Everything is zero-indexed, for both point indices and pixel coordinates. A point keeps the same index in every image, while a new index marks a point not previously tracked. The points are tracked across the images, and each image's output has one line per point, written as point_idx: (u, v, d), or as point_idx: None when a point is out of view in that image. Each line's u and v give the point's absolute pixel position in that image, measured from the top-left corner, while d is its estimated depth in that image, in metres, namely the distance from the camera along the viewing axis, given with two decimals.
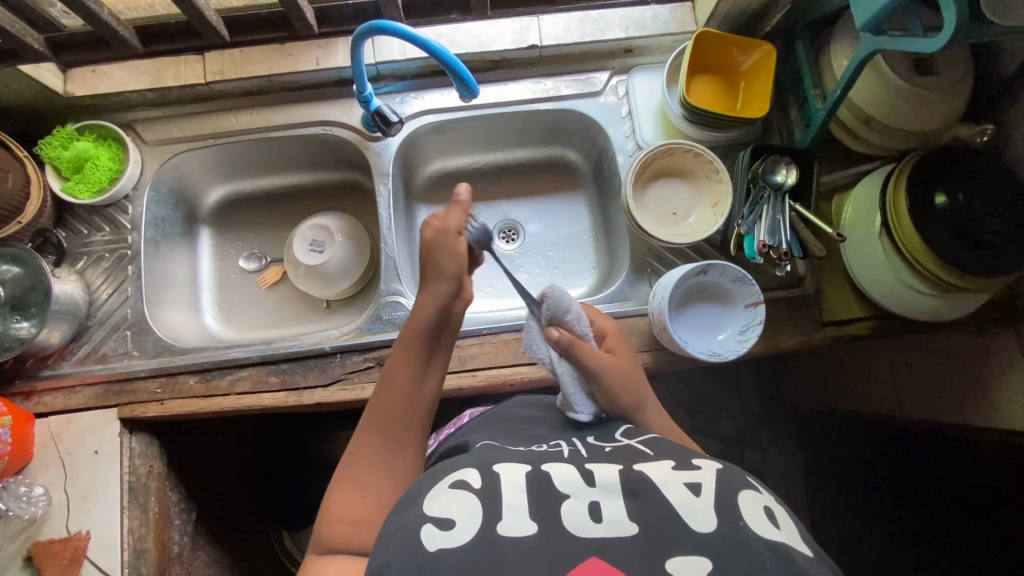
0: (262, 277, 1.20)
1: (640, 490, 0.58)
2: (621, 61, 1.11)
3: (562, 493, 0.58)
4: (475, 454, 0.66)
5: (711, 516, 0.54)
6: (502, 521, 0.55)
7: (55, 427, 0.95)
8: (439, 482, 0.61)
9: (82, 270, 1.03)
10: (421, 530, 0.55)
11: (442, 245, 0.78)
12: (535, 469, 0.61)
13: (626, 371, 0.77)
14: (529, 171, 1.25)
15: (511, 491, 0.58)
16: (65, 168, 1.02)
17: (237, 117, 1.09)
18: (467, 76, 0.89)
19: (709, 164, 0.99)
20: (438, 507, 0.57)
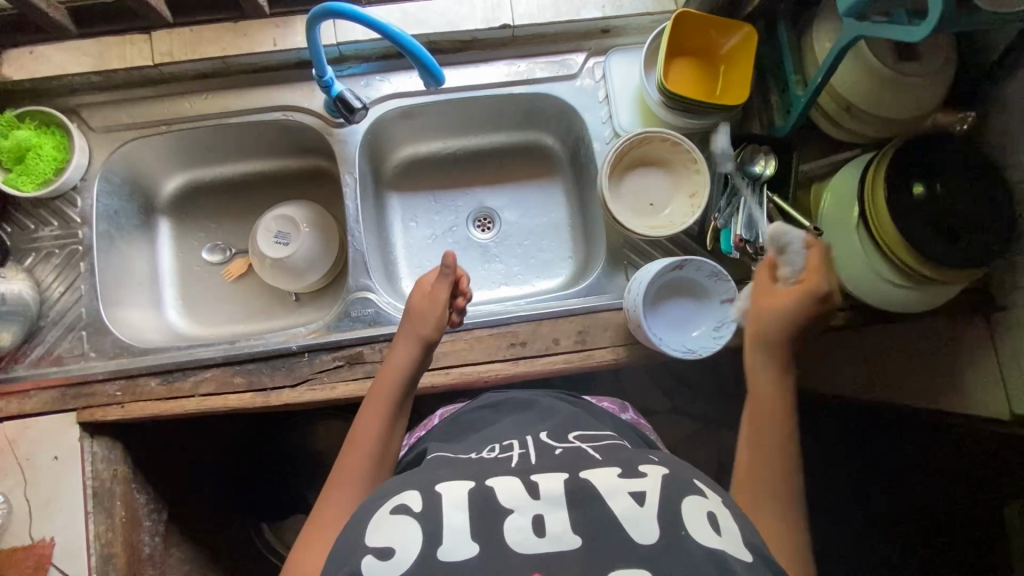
0: (227, 269, 1.15)
1: (585, 499, 0.59)
2: (598, 42, 1.05)
3: (506, 507, 0.59)
4: (422, 472, 0.66)
5: (654, 526, 0.56)
6: (443, 545, 0.56)
7: (11, 433, 0.91)
8: (382, 507, 0.61)
9: (29, 267, 0.97)
10: (363, 561, 0.55)
11: (429, 315, 0.79)
12: (480, 485, 0.61)
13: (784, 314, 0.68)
14: (505, 157, 1.22)
15: (454, 510, 0.59)
16: (7, 158, 0.96)
17: (191, 101, 1.02)
18: (431, 64, 0.84)
19: (687, 152, 0.95)
20: (379, 535, 0.57)
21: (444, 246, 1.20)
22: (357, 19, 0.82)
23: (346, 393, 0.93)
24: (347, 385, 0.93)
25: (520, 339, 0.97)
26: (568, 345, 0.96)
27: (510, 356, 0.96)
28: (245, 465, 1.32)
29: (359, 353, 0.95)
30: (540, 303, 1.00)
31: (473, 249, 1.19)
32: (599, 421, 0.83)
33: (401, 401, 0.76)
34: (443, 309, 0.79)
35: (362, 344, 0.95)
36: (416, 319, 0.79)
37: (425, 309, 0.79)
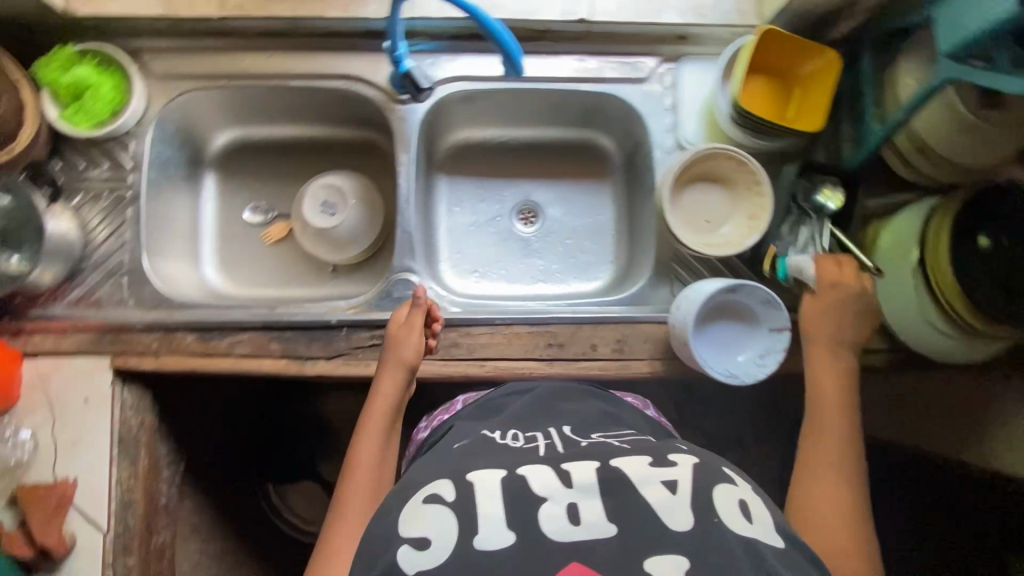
0: (266, 232, 1.14)
1: (618, 488, 0.59)
2: (673, 48, 1.02)
3: (539, 496, 0.58)
4: (449, 461, 0.65)
5: (687, 515, 0.56)
6: (478, 533, 0.56)
7: (45, 369, 0.92)
8: (411, 499, 0.60)
9: (75, 206, 0.96)
10: (398, 553, 0.56)
11: (404, 343, 0.85)
12: (512, 475, 0.61)
13: (837, 305, 0.83)
14: (558, 153, 1.20)
15: (486, 497, 0.58)
16: (65, 94, 0.94)
17: (252, 58, 1.00)
18: (513, 51, 0.84)
19: (752, 173, 0.93)
20: (412, 527, 0.58)
21: (485, 234, 1.19)
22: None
23: None
24: None
25: (558, 340, 0.96)
26: (605, 352, 0.95)
27: (546, 357, 0.95)
28: (259, 425, 1.33)
29: None
30: (581, 306, 0.99)
31: (514, 241, 1.19)
32: (627, 415, 0.82)
33: (391, 424, 0.83)
34: (416, 336, 0.86)
35: None
36: (393, 347, 0.85)
37: (401, 337, 0.85)
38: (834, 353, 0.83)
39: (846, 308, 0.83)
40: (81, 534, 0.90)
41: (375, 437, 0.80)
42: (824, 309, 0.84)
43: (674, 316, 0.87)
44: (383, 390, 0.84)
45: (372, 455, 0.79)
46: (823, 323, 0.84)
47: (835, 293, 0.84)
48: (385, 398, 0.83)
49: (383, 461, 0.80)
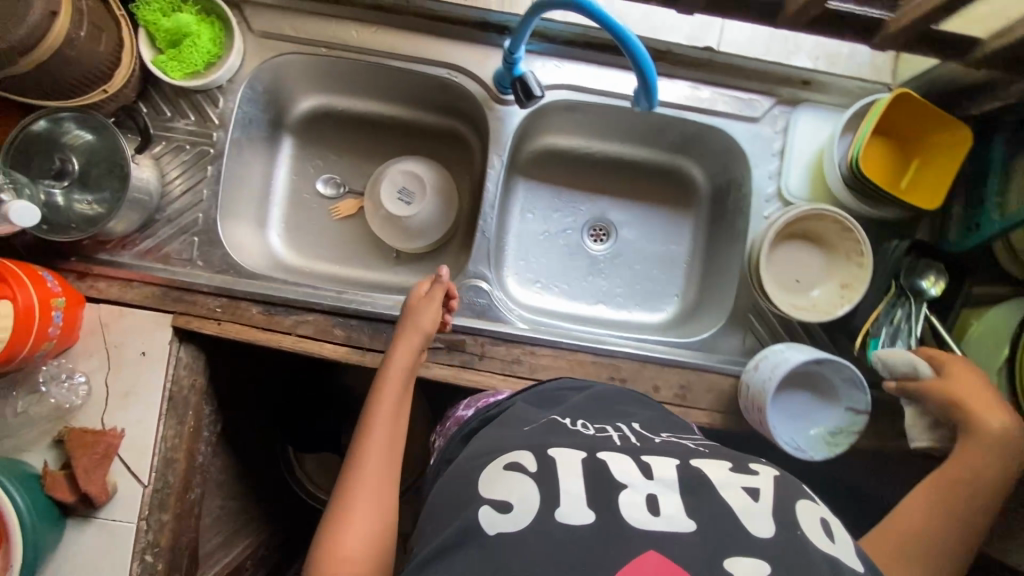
0: (336, 206, 1.12)
1: (698, 486, 0.59)
2: (794, 92, 0.97)
3: (620, 482, 0.59)
4: (531, 436, 0.68)
5: (770, 522, 0.55)
6: (560, 508, 0.56)
7: (106, 316, 0.91)
8: (492, 464, 0.64)
9: (156, 155, 0.94)
10: (479, 512, 0.57)
11: (418, 311, 0.86)
12: (592, 457, 0.62)
13: (973, 384, 0.76)
14: (642, 174, 1.16)
15: (567, 474, 0.60)
16: (162, 38, 0.90)
17: (357, 31, 0.95)
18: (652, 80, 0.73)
19: (855, 242, 0.89)
20: (495, 491, 0.60)
21: (554, 246, 1.16)
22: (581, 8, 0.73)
23: (438, 376, 0.91)
24: (441, 369, 0.91)
25: (622, 375, 0.93)
26: (668, 394, 0.93)
27: None
28: (291, 390, 1.33)
29: (460, 341, 0.93)
30: (649, 343, 0.97)
31: (582, 257, 1.16)
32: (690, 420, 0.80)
33: (405, 386, 0.79)
34: (430, 305, 0.86)
35: (465, 332, 0.93)
36: (405, 323, 0.85)
37: (418, 305, 0.86)
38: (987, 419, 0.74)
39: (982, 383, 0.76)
40: (122, 484, 0.90)
41: (387, 407, 0.76)
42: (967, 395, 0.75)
43: (753, 375, 0.85)
44: (396, 362, 0.81)
45: (385, 421, 0.74)
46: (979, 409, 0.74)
47: (961, 371, 0.77)
48: (398, 369, 0.80)
49: (396, 435, 0.74)
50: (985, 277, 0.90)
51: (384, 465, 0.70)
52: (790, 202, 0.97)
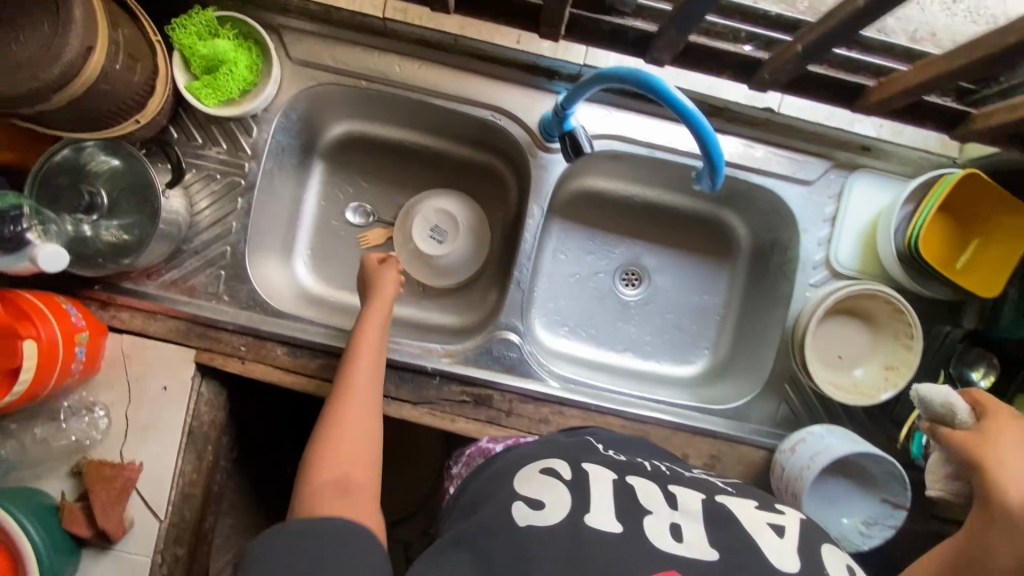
0: (364, 236, 1.07)
1: (722, 519, 0.58)
2: (852, 157, 0.93)
3: (645, 507, 0.59)
4: (566, 450, 0.70)
5: (795, 558, 0.54)
6: (591, 513, 0.57)
7: (128, 348, 0.89)
8: (528, 467, 0.66)
9: (185, 184, 0.90)
10: (514, 507, 0.59)
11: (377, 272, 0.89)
12: (622, 479, 0.64)
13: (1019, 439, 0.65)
14: (680, 220, 1.12)
15: (601, 486, 0.61)
16: (197, 64, 0.86)
17: (400, 66, 0.90)
18: (717, 157, 0.68)
19: (906, 324, 0.86)
20: (529, 489, 0.61)
21: (585, 290, 1.13)
22: (650, 87, 0.67)
23: (463, 431, 0.89)
24: (467, 423, 0.89)
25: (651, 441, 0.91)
26: (698, 464, 0.91)
27: None
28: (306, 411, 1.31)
29: (487, 395, 0.91)
30: (679, 407, 0.94)
31: (613, 303, 1.13)
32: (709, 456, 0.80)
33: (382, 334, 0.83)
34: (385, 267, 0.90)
35: (494, 387, 0.91)
36: (375, 283, 0.88)
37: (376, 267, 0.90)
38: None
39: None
40: (138, 519, 0.89)
41: (366, 353, 0.79)
42: (1002, 447, 0.65)
43: (787, 458, 0.84)
44: (371, 316, 0.84)
45: (365, 363, 0.77)
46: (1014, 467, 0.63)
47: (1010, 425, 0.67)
48: (374, 322, 0.83)
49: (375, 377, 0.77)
50: None
51: (364, 402, 0.72)
52: (839, 272, 0.94)
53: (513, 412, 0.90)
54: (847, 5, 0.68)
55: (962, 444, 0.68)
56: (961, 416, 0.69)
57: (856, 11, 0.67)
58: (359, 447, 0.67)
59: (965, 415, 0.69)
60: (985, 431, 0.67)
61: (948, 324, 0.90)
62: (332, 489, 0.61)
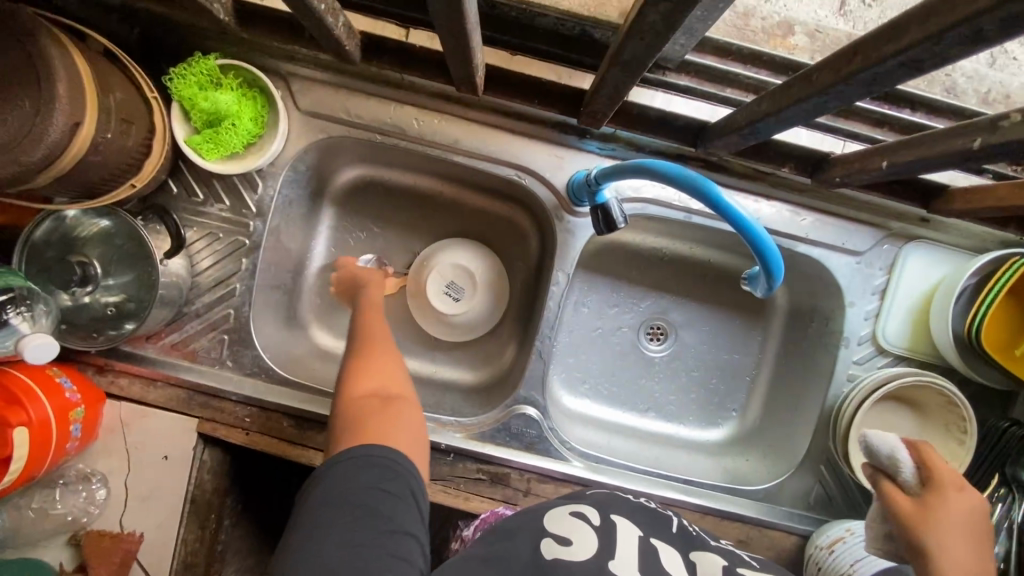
0: None
1: None
2: (907, 228, 0.86)
3: (666, 569, 0.54)
4: (591, 499, 0.66)
5: None
6: (615, 560, 0.53)
7: (127, 416, 0.84)
8: (561, 508, 0.63)
9: (187, 243, 0.84)
10: (541, 542, 0.55)
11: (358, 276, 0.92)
12: (646, 539, 0.59)
13: (961, 517, 0.64)
14: (712, 276, 1.05)
15: (626, 539, 0.57)
16: (197, 118, 0.78)
17: (419, 119, 0.84)
18: (775, 261, 0.60)
19: (959, 417, 0.80)
20: (559, 526, 0.58)
21: (607, 346, 1.06)
22: (701, 192, 0.59)
23: (479, 511, 0.85)
24: (482, 503, 0.84)
25: None
26: None
27: None
28: None
29: (504, 474, 0.86)
30: (707, 487, 0.89)
31: (637, 361, 1.06)
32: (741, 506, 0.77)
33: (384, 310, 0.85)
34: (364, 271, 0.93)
35: (512, 466, 0.86)
36: (362, 279, 0.91)
37: (355, 272, 0.93)
38: (960, 544, 0.62)
39: (974, 521, 0.64)
40: None
41: (373, 318, 0.82)
42: (942, 521, 0.64)
43: (826, 558, 0.80)
44: (372, 294, 0.88)
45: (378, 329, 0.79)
46: (950, 546, 0.62)
47: (957, 501, 0.65)
48: (377, 298, 0.88)
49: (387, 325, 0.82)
50: None
51: (379, 340, 0.77)
52: (884, 349, 0.88)
53: (532, 492, 0.85)
54: (951, 139, 0.57)
55: (903, 507, 0.67)
56: (905, 475, 0.69)
57: (963, 153, 0.56)
58: (386, 378, 0.71)
59: (911, 476, 0.69)
60: (927, 500, 0.66)
61: (1003, 415, 0.85)
62: (375, 410, 0.64)
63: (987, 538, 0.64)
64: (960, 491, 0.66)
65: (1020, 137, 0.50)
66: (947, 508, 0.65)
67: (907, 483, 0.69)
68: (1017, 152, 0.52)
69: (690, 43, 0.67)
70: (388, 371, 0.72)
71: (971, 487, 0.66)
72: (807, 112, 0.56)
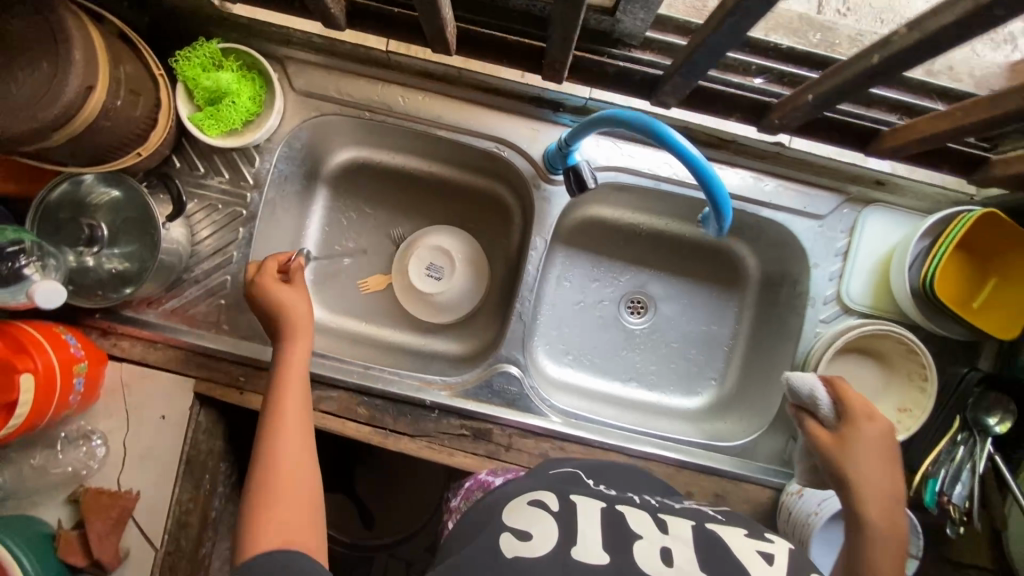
0: (364, 282, 1.07)
1: (713, 545, 0.57)
2: (865, 191, 0.92)
3: (635, 532, 0.58)
4: (554, 484, 0.68)
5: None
6: (576, 545, 0.55)
7: (127, 377, 0.89)
8: (520, 499, 0.65)
9: (188, 213, 0.90)
10: (501, 538, 0.56)
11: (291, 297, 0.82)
12: (611, 509, 0.62)
13: (874, 444, 0.71)
14: (686, 251, 1.10)
15: (588, 519, 0.59)
16: (200, 96, 0.85)
17: (405, 97, 0.90)
18: (721, 194, 0.67)
19: (919, 365, 0.84)
20: (519, 521, 0.59)
21: (588, 319, 1.11)
22: (651, 131, 0.66)
23: (460, 465, 0.88)
24: (466, 458, 0.88)
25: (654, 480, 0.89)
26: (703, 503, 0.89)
27: None
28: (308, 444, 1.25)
29: (487, 430, 0.89)
30: (682, 446, 0.92)
31: (618, 333, 1.10)
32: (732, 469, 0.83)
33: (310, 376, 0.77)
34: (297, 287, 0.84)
35: (494, 421, 0.89)
36: (290, 306, 0.81)
37: (287, 295, 0.82)
38: (875, 472, 0.69)
39: (884, 446, 0.71)
40: (133, 549, 0.87)
41: (293, 401, 0.73)
42: (858, 451, 0.71)
43: (796, 501, 0.84)
44: (296, 348, 0.79)
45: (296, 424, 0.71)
46: (868, 474, 0.69)
47: (867, 430, 0.72)
48: (300, 348, 0.79)
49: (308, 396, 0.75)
50: None
51: (291, 446, 0.68)
52: (849, 308, 0.92)
53: (513, 447, 0.89)
54: (863, 58, 0.64)
55: (825, 441, 0.74)
56: (823, 410, 0.75)
57: (871, 68, 0.63)
58: (297, 500, 0.64)
59: (828, 411, 0.75)
60: (845, 434, 0.73)
61: (965, 365, 0.88)
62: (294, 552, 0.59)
63: (896, 458, 0.71)
64: (871, 421, 0.72)
65: (906, 43, 0.59)
66: (863, 441, 0.71)
67: (826, 420, 0.75)
68: (907, 60, 0.61)
69: (648, 17, 0.71)
70: (298, 493, 0.65)
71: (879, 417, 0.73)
72: (734, 31, 0.62)
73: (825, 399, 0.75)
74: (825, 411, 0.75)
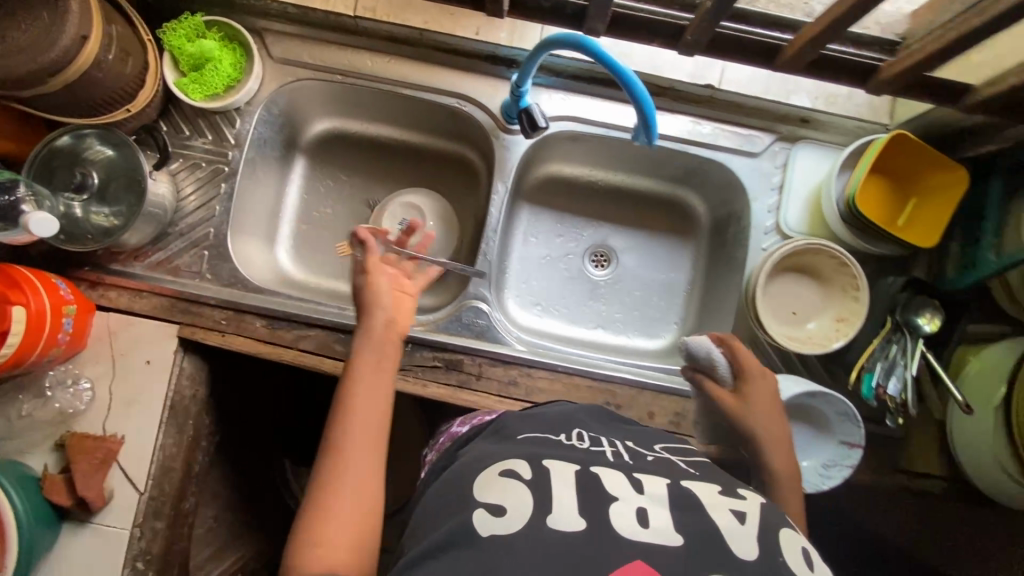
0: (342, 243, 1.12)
1: (688, 504, 0.50)
2: (793, 129, 1.02)
3: (610, 495, 0.50)
4: (520, 446, 0.59)
5: (753, 544, 0.47)
6: (553, 516, 0.47)
7: (114, 324, 0.93)
8: (486, 470, 0.55)
9: (173, 172, 0.98)
10: (472, 516, 0.49)
11: (377, 297, 0.80)
12: (585, 470, 0.53)
13: (767, 398, 0.79)
14: (644, 204, 1.18)
15: (564, 485, 0.51)
16: (185, 62, 0.95)
17: (375, 61, 1.00)
18: (651, 116, 0.77)
19: (850, 277, 0.91)
20: (488, 493, 0.51)
21: (556, 271, 1.17)
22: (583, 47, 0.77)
23: (432, 394, 0.92)
24: (438, 387, 0.92)
25: (616, 400, 0.94)
26: (663, 422, 0.93)
27: None
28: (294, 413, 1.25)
29: (458, 360, 0.94)
30: (643, 371, 0.98)
31: (583, 283, 1.17)
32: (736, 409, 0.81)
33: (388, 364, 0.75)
34: (387, 288, 0.82)
35: (465, 353, 0.95)
36: (377, 302, 0.80)
37: (373, 297, 0.80)
38: (769, 421, 0.78)
39: (774, 399, 0.80)
40: (118, 491, 0.90)
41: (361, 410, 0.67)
42: (758, 407, 0.78)
43: None
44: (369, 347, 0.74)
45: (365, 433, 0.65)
46: (769, 426, 0.77)
47: (761, 385, 0.80)
48: (372, 347, 0.75)
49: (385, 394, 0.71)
50: (983, 316, 0.93)
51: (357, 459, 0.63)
52: (788, 235, 1.00)
53: (483, 375, 0.94)
54: None
55: (728, 404, 0.80)
56: (720, 370, 0.82)
57: None
58: (350, 523, 0.58)
59: (724, 371, 0.82)
60: (743, 391, 0.80)
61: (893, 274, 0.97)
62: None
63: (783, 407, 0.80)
64: (763, 377, 0.81)
65: None
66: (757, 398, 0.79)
67: (725, 381, 0.82)
68: None
69: None
70: (354, 512, 0.59)
71: (768, 371, 0.81)
72: None
73: (722, 360, 0.82)
74: (721, 371, 0.82)
